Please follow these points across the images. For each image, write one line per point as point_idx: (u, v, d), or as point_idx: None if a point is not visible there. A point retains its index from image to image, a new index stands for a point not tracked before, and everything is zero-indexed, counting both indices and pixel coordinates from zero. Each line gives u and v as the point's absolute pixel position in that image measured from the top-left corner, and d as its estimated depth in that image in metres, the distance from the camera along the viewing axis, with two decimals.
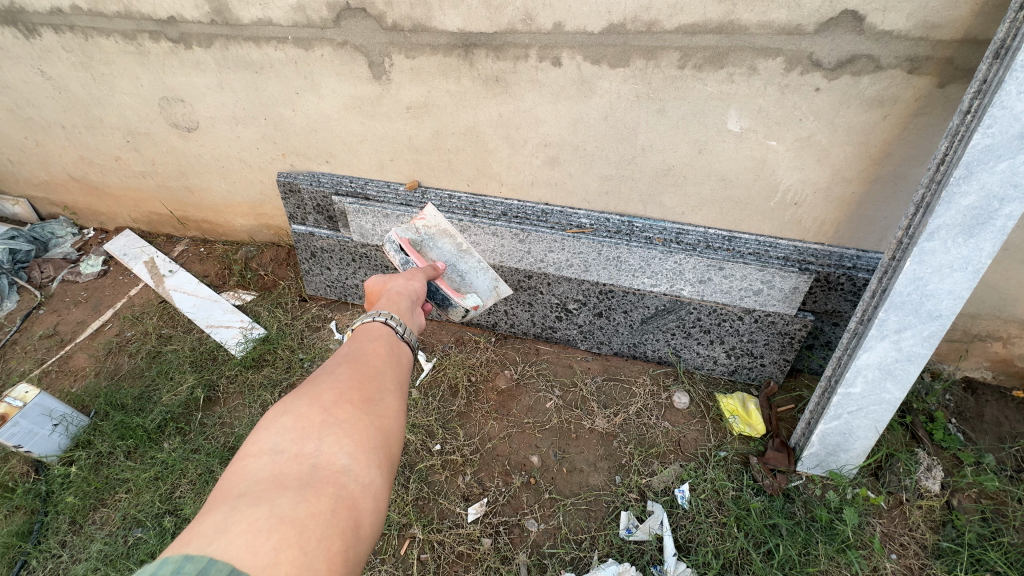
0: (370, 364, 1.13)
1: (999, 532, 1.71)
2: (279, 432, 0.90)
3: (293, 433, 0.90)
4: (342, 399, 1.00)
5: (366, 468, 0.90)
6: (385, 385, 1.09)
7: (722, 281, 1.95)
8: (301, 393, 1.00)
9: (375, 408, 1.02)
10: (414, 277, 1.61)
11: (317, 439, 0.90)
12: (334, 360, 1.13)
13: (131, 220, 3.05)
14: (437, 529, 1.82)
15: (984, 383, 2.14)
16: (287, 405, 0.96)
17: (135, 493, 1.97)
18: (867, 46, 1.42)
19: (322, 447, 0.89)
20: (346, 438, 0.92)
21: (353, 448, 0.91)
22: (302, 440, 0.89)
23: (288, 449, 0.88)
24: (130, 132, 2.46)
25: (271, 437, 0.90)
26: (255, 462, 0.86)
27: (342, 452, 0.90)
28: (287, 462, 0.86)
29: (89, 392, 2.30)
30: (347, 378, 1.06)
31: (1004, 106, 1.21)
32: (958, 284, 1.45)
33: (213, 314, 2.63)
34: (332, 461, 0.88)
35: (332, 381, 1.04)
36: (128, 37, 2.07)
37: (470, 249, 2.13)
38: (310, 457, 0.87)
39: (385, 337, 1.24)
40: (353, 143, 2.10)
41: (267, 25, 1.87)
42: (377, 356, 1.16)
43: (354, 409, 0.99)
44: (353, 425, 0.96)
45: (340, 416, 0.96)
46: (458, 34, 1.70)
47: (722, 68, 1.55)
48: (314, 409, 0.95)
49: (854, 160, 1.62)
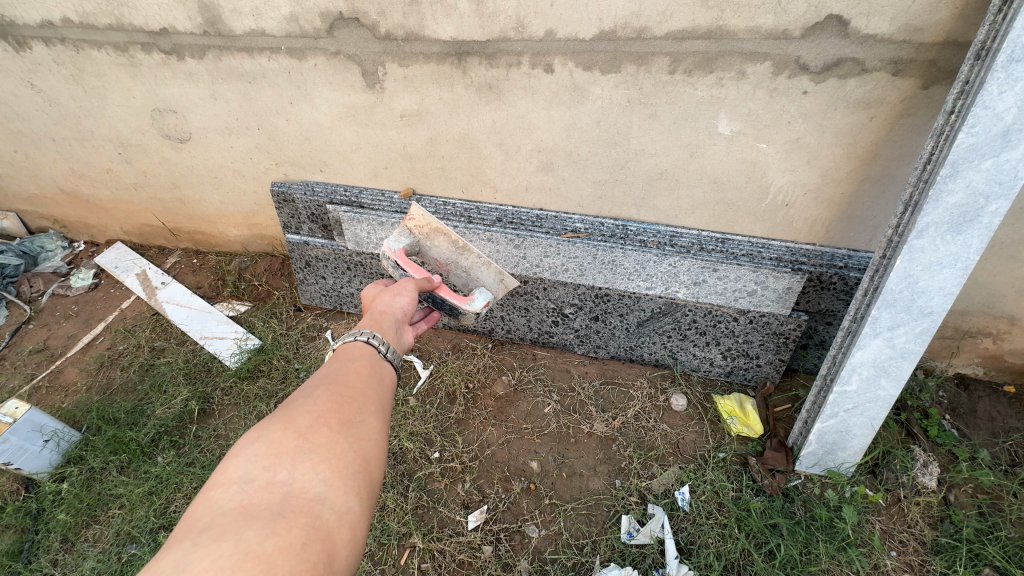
0: (349, 385, 1.10)
1: (996, 527, 1.73)
2: (250, 460, 0.88)
3: (265, 461, 0.88)
4: (318, 422, 0.97)
5: (342, 495, 0.88)
6: (365, 407, 1.06)
7: (717, 282, 1.96)
8: (275, 417, 0.97)
9: (354, 431, 0.99)
10: (401, 292, 1.51)
11: (291, 466, 0.88)
12: (313, 380, 1.10)
13: (123, 232, 3.03)
14: (438, 538, 1.80)
15: (976, 379, 2.16)
16: (259, 431, 0.93)
17: (128, 508, 1.93)
18: (852, 49, 1.45)
19: (295, 475, 0.87)
20: (322, 465, 0.90)
21: (329, 475, 0.89)
22: (275, 468, 0.87)
23: (259, 477, 0.86)
24: (122, 144, 2.45)
25: (240, 465, 0.87)
26: (224, 492, 0.83)
27: (317, 480, 0.87)
28: (258, 491, 0.83)
29: (81, 407, 2.27)
30: (325, 401, 1.02)
31: (986, 106, 1.25)
32: (948, 281, 1.47)
33: (206, 326, 2.61)
34: (306, 489, 0.85)
35: (309, 404, 1.00)
36: (120, 49, 2.07)
37: (465, 246, 1.78)
38: (282, 487, 0.85)
39: (367, 357, 1.21)
40: (347, 152, 2.11)
41: (260, 35, 1.87)
42: (357, 377, 1.13)
43: (332, 434, 0.96)
44: (329, 450, 0.93)
45: (316, 441, 0.93)
46: (451, 43, 1.72)
47: (711, 73, 1.58)
48: (287, 435, 0.92)
49: (843, 161, 1.65)
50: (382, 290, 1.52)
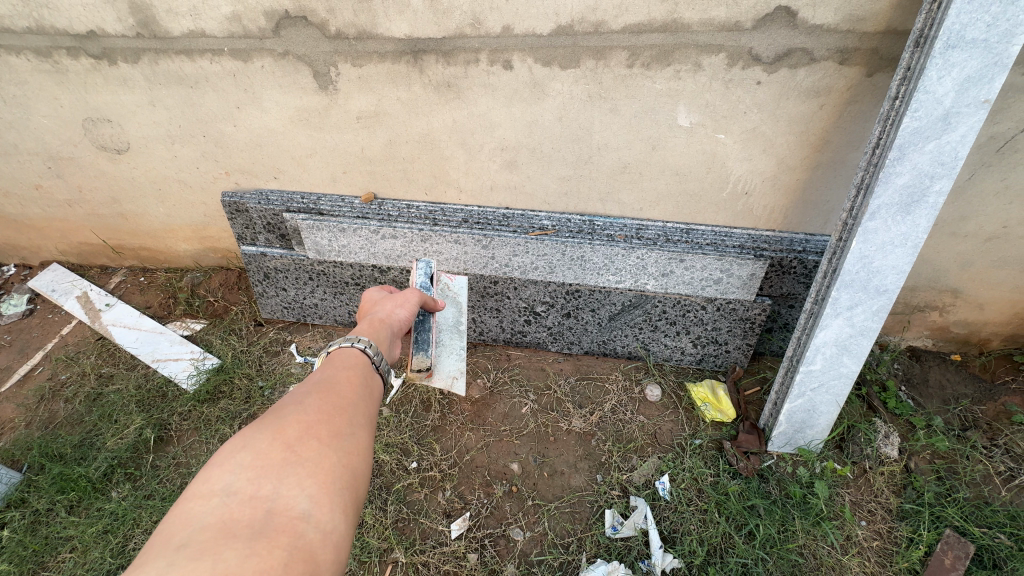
0: (342, 392, 1.04)
1: (953, 489, 1.83)
2: (233, 472, 0.82)
3: (249, 473, 0.82)
4: (308, 433, 0.91)
5: (328, 513, 0.82)
6: (356, 419, 1.00)
7: (684, 272, 1.99)
8: (264, 426, 0.91)
9: (344, 443, 0.93)
10: (403, 303, 1.49)
11: (276, 480, 0.82)
12: (305, 387, 1.04)
13: (59, 252, 2.81)
14: (421, 551, 1.75)
15: (927, 350, 2.28)
16: (245, 440, 0.88)
17: (81, 551, 1.79)
18: (801, 39, 1.50)
19: (280, 490, 0.81)
20: (308, 480, 0.84)
21: (315, 490, 0.83)
22: (259, 481, 0.81)
23: (243, 490, 0.80)
24: (52, 158, 2.27)
25: (223, 476, 0.82)
26: (203, 506, 0.77)
27: (303, 495, 0.82)
28: (239, 506, 0.78)
29: (20, 445, 2.09)
30: (315, 410, 0.97)
31: (927, 91, 1.31)
32: (899, 259, 1.54)
33: (159, 348, 2.45)
34: (290, 506, 0.80)
35: (299, 413, 0.95)
36: (42, 55, 1.91)
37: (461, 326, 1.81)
38: (265, 502, 0.79)
39: (359, 365, 1.16)
40: (302, 157, 2.02)
41: (200, 37, 1.76)
42: (350, 385, 1.07)
43: (321, 446, 0.90)
44: (317, 463, 0.87)
45: (304, 454, 0.88)
46: (405, 41, 1.67)
47: (669, 65, 1.59)
48: (275, 446, 0.87)
49: (797, 148, 1.71)
50: (386, 297, 1.50)
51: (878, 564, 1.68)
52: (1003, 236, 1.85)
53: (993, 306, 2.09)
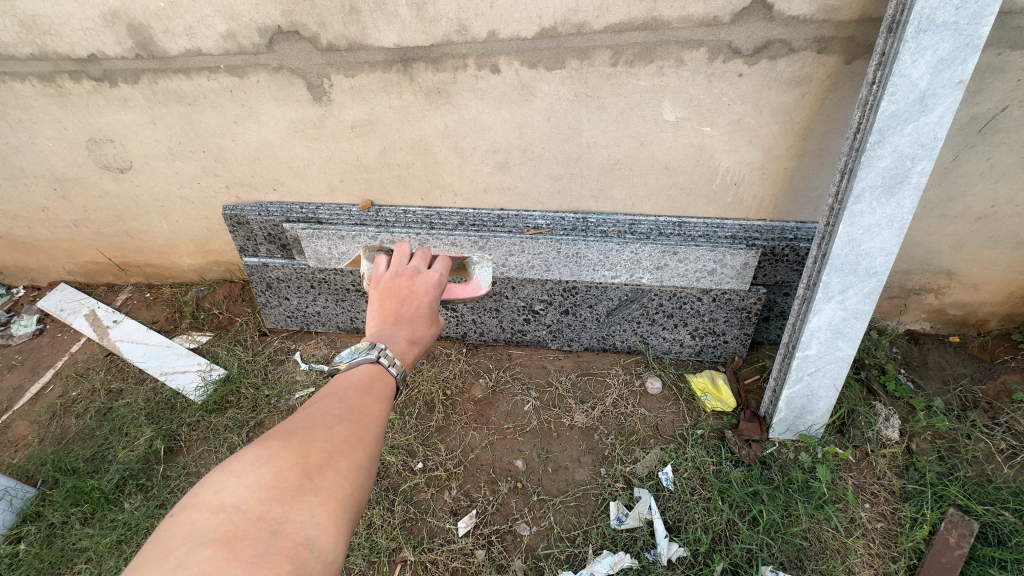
0: (369, 420, 1.02)
1: (954, 467, 1.84)
2: (248, 488, 0.82)
3: (262, 492, 0.82)
4: (328, 460, 0.90)
5: (332, 543, 0.82)
6: (377, 449, 0.98)
7: (678, 265, 2.02)
8: (286, 441, 0.90)
9: (359, 475, 0.92)
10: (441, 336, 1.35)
11: (286, 504, 0.82)
12: (335, 404, 1.01)
13: (66, 272, 2.87)
14: (429, 549, 1.78)
15: (924, 333, 2.30)
16: (265, 455, 0.87)
17: (96, 561, 1.82)
18: (779, 31, 1.54)
19: (289, 514, 0.81)
20: (319, 507, 0.84)
21: (323, 520, 0.83)
22: (270, 503, 0.81)
23: (252, 509, 0.80)
24: (57, 179, 2.33)
25: (236, 490, 0.81)
26: (210, 519, 0.78)
27: (311, 523, 0.81)
28: (246, 526, 0.78)
29: (34, 461, 2.13)
30: (340, 434, 0.95)
31: (902, 75, 1.34)
32: (887, 241, 1.56)
33: (166, 361, 2.50)
34: (297, 532, 0.80)
35: (324, 436, 0.93)
36: (46, 79, 1.97)
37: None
38: (273, 525, 0.79)
39: (388, 398, 1.11)
40: (300, 168, 2.07)
41: (197, 55, 1.82)
42: (377, 409, 1.05)
43: (337, 475, 0.89)
44: (330, 491, 0.87)
45: (320, 481, 0.87)
46: (395, 50, 1.71)
47: (651, 62, 1.63)
48: (293, 467, 0.86)
49: (782, 137, 1.74)
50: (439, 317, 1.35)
51: (883, 545, 1.69)
52: (992, 216, 1.87)
53: (989, 286, 2.11)
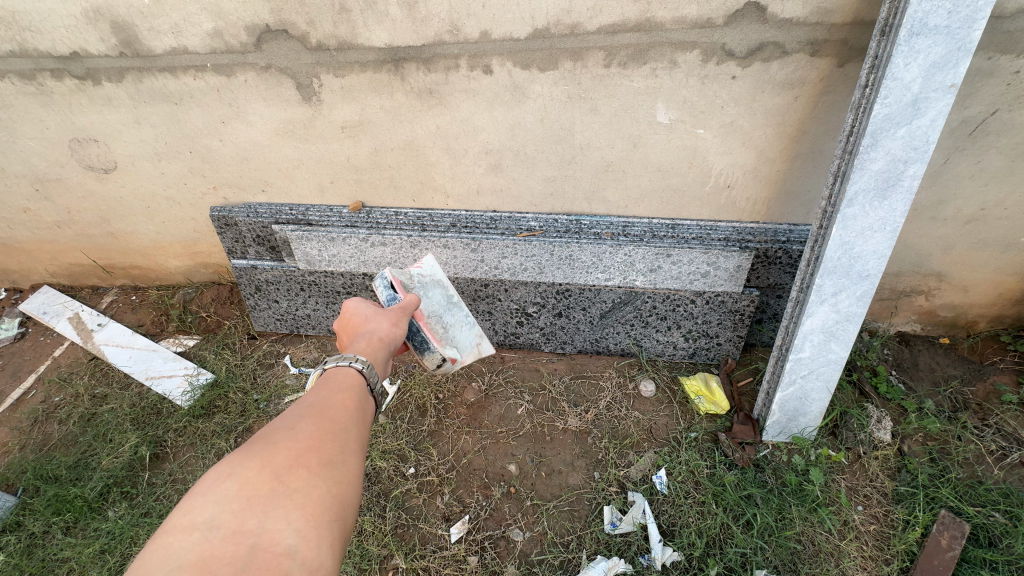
0: (336, 419, 1.00)
1: (946, 469, 1.84)
2: (218, 504, 0.79)
3: (233, 505, 0.79)
4: (297, 461, 0.88)
5: (315, 548, 0.80)
6: (348, 445, 0.97)
7: (671, 267, 2.01)
8: (252, 451, 0.88)
9: (334, 474, 0.90)
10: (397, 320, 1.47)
11: (261, 513, 0.79)
12: (297, 409, 1.00)
13: (49, 274, 2.81)
14: (421, 556, 1.75)
15: (915, 335, 2.31)
16: (231, 468, 0.84)
17: (78, 572, 1.78)
18: (772, 33, 1.53)
19: (265, 523, 0.78)
20: (296, 513, 0.81)
21: (302, 525, 0.80)
22: (243, 515, 0.78)
23: (226, 526, 0.77)
24: (39, 180, 2.28)
25: (206, 508, 0.79)
26: (183, 541, 0.75)
27: (289, 530, 0.79)
28: (222, 543, 0.75)
29: (14, 469, 2.08)
30: (307, 436, 0.93)
31: (895, 78, 1.34)
32: (879, 244, 1.57)
33: (152, 365, 2.45)
34: (276, 542, 0.77)
35: (290, 439, 0.91)
36: (26, 77, 1.92)
37: (460, 304, 1.94)
38: (250, 538, 0.76)
39: (353, 393, 1.10)
40: (289, 169, 2.04)
41: (182, 54, 1.78)
42: (344, 409, 1.04)
43: (310, 477, 0.87)
44: (306, 494, 0.84)
45: (293, 483, 0.84)
46: (386, 49, 1.69)
47: (645, 64, 1.62)
48: (262, 476, 0.83)
49: (775, 140, 1.73)
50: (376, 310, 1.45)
51: (876, 548, 1.69)
52: (981, 218, 1.88)
53: (978, 288, 2.12)
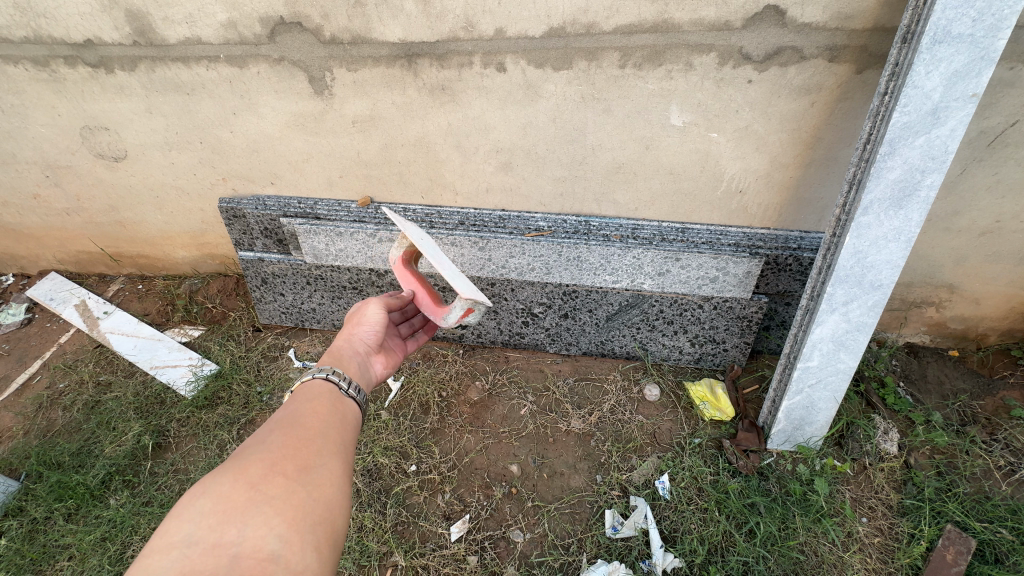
0: (310, 427, 1.01)
1: (953, 484, 1.82)
2: (194, 520, 0.78)
3: (210, 519, 0.78)
4: (273, 469, 0.88)
5: (299, 551, 0.80)
6: (326, 449, 0.97)
7: (680, 271, 1.99)
8: (225, 467, 0.87)
9: (313, 477, 0.90)
10: (367, 319, 1.45)
11: (240, 522, 0.79)
12: (269, 422, 1.00)
13: (57, 261, 2.82)
14: (420, 554, 1.74)
15: (924, 346, 2.28)
16: (204, 485, 0.83)
17: (79, 559, 1.78)
18: (790, 38, 1.51)
19: (246, 531, 0.78)
20: (277, 518, 0.81)
21: (285, 529, 0.80)
22: (222, 527, 0.78)
23: (205, 539, 0.76)
24: (49, 166, 2.28)
25: (182, 526, 0.78)
26: (162, 560, 0.74)
27: (272, 535, 0.79)
28: (203, 556, 0.74)
29: (18, 454, 2.08)
30: (282, 445, 0.93)
31: (916, 86, 1.32)
32: (893, 254, 1.55)
33: (157, 354, 2.45)
34: (259, 548, 0.77)
35: (263, 450, 0.91)
36: (40, 64, 1.92)
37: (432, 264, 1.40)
38: (231, 548, 0.76)
39: (328, 401, 1.11)
40: (299, 163, 2.04)
41: (196, 44, 1.77)
42: (317, 416, 1.04)
43: (289, 482, 0.87)
44: (286, 499, 0.84)
45: (271, 490, 0.84)
46: (400, 45, 1.68)
47: (660, 65, 1.61)
48: (237, 487, 0.83)
49: (790, 146, 1.72)
50: (352, 316, 1.48)
51: (880, 560, 1.67)
52: (996, 230, 1.86)
53: (990, 301, 2.10)
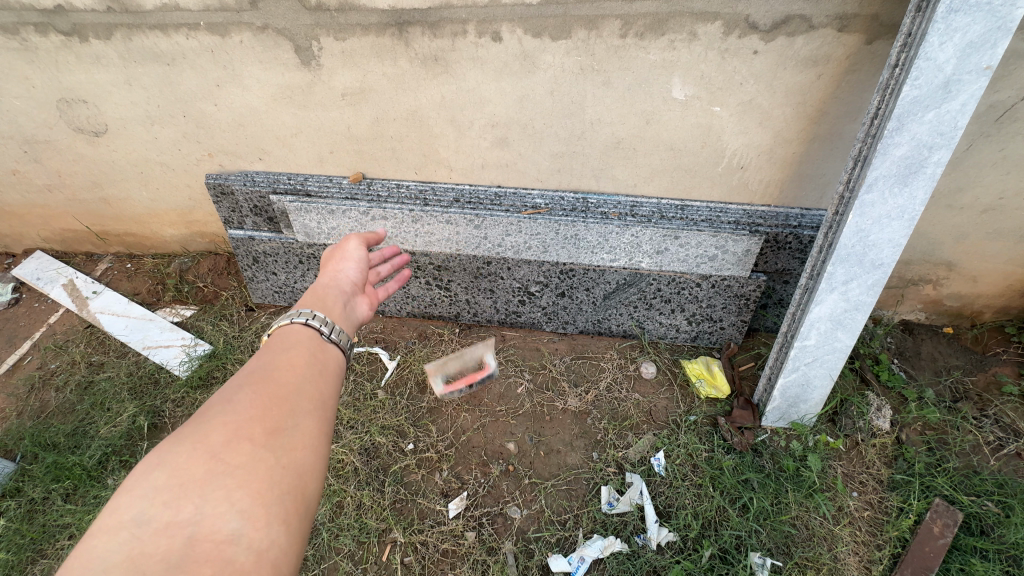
0: (282, 383, 0.95)
1: (943, 459, 1.85)
2: (148, 496, 0.74)
3: (164, 495, 0.75)
4: (237, 437, 0.83)
5: (264, 526, 0.76)
6: (297, 409, 0.92)
7: (678, 250, 1.97)
8: (184, 434, 0.82)
9: (282, 444, 0.85)
10: (349, 265, 1.41)
11: (197, 498, 0.75)
12: (238, 378, 0.95)
13: (41, 239, 2.75)
14: (418, 530, 1.77)
15: (919, 323, 2.29)
16: (162, 456, 0.79)
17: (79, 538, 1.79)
18: (799, 5, 1.45)
19: (204, 509, 0.74)
20: (239, 493, 0.77)
21: (247, 504, 0.77)
22: (177, 504, 0.74)
23: (158, 517, 0.72)
24: (27, 141, 2.19)
25: (135, 503, 0.74)
26: (111, 540, 0.70)
27: (232, 513, 0.75)
28: (154, 536, 0.71)
29: (13, 435, 2.07)
30: (249, 408, 0.88)
31: (928, 58, 1.27)
32: (896, 233, 1.52)
33: (149, 335, 2.42)
34: (217, 528, 0.73)
35: (228, 413, 0.86)
36: (9, 31, 1.82)
37: None
38: (186, 527, 0.72)
39: (305, 354, 1.04)
40: (287, 138, 1.96)
41: (174, 11, 1.68)
42: (291, 371, 0.98)
43: (254, 451, 0.82)
44: (249, 472, 0.80)
45: (233, 461, 0.80)
46: (390, 12, 1.59)
47: (663, 35, 1.54)
48: (196, 458, 0.78)
49: (794, 120, 1.67)
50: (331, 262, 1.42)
51: (869, 533, 1.71)
52: (999, 207, 1.83)
53: (987, 278, 2.09)
